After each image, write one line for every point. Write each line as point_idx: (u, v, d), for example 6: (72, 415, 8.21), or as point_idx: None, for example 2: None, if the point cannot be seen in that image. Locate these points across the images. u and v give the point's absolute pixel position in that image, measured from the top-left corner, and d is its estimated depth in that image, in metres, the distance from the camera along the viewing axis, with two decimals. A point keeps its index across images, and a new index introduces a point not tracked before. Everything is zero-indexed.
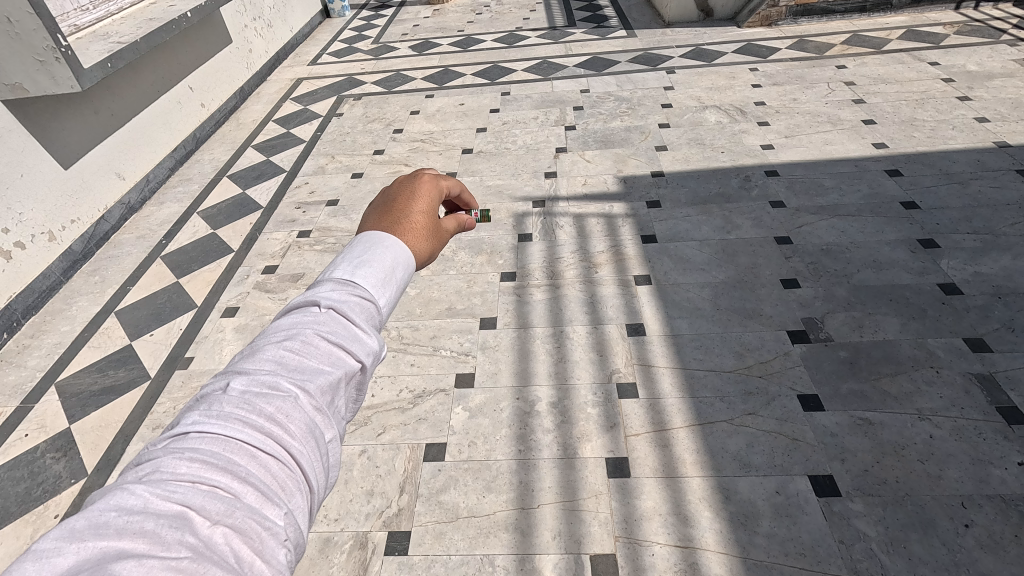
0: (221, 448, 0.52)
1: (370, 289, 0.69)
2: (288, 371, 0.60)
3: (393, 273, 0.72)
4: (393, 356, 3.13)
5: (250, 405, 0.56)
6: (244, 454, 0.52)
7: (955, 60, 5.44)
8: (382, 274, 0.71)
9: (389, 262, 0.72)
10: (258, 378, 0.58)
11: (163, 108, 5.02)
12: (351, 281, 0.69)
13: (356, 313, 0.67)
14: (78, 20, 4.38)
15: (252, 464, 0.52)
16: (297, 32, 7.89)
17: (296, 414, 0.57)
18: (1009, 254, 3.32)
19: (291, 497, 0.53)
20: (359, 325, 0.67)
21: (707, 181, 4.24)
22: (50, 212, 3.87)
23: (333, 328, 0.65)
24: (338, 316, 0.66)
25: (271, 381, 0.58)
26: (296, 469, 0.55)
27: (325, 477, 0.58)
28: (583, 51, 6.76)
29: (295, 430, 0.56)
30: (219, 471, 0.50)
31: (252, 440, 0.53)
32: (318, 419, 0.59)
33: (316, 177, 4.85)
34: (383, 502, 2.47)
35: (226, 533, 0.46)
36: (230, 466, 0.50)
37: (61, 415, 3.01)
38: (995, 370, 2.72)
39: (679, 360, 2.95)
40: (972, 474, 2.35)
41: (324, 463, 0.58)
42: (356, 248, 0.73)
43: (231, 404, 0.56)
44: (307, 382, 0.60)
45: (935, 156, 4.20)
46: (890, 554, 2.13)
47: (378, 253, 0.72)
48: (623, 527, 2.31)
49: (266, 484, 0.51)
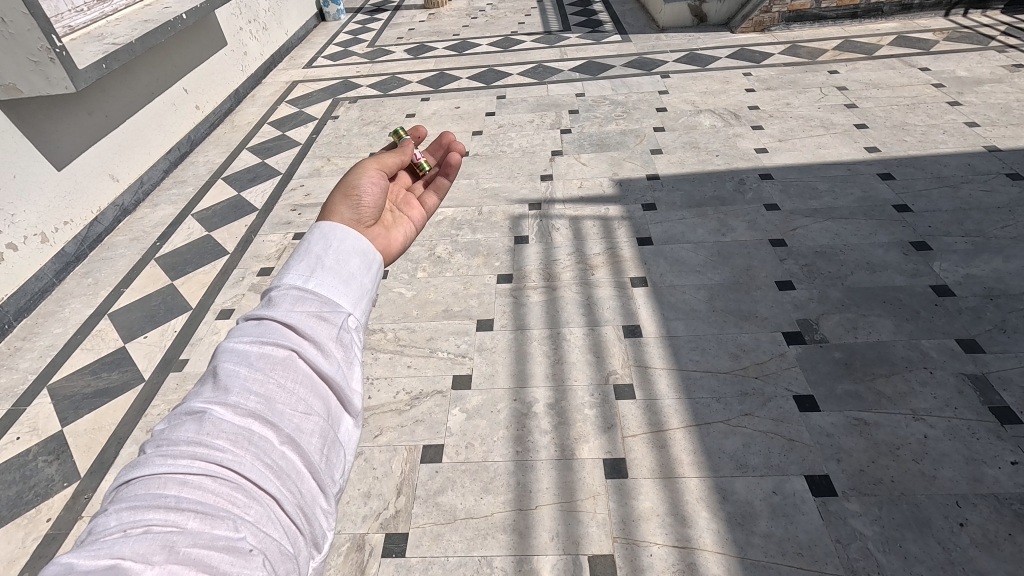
0: (152, 488, 0.54)
1: (290, 286, 0.76)
2: (213, 391, 0.64)
3: (316, 257, 0.81)
4: (390, 357, 3.12)
5: (174, 434, 0.59)
6: (175, 482, 0.55)
7: (945, 66, 5.52)
8: (299, 267, 0.78)
9: (309, 250, 0.81)
10: (180, 410, 0.62)
11: (157, 110, 5.00)
12: (288, 295, 0.75)
13: (278, 311, 0.73)
14: (72, 21, 4.36)
15: (184, 491, 0.54)
16: (292, 35, 7.88)
17: (221, 427, 0.60)
18: (1000, 256, 3.36)
19: (242, 508, 0.55)
20: (282, 321, 0.72)
21: (702, 184, 4.27)
22: (43, 214, 3.84)
23: (256, 333, 0.70)
24: (260, 324, 0.72)
25: (189, 408, 0.62)
26: (247, 481, 0.57)
27: (278, 474, 0.60)
28: (578, 56, 6.79)
29: (223, 443, 0.59)
30: (152, 509, 0.52)
31: (183, 468, 0.56)
32: (253, 425, 0.62)
33: (312, 179, 4.84)
34: (380, 503, 2.46)
35: (172, 561, 0.48)
36: (160, 499, 0.53)
37: (54, 417, 2.99)
38: (987, 370, 2.75)
39: (675, 361, 2.96)
40: (966, 473, 2.37)
41: (279, 467, 0.61)
42: (295, 261, 0.80)
43: (154, 444, 0.59)
44: (227, 397, 0.63)
45: (926, 160, 4.25)
46: (886, 553, 2.15)
47: (307, 243, 0.83)
48: (621, 527, 2.31)
49: (205, 501, 0.54)
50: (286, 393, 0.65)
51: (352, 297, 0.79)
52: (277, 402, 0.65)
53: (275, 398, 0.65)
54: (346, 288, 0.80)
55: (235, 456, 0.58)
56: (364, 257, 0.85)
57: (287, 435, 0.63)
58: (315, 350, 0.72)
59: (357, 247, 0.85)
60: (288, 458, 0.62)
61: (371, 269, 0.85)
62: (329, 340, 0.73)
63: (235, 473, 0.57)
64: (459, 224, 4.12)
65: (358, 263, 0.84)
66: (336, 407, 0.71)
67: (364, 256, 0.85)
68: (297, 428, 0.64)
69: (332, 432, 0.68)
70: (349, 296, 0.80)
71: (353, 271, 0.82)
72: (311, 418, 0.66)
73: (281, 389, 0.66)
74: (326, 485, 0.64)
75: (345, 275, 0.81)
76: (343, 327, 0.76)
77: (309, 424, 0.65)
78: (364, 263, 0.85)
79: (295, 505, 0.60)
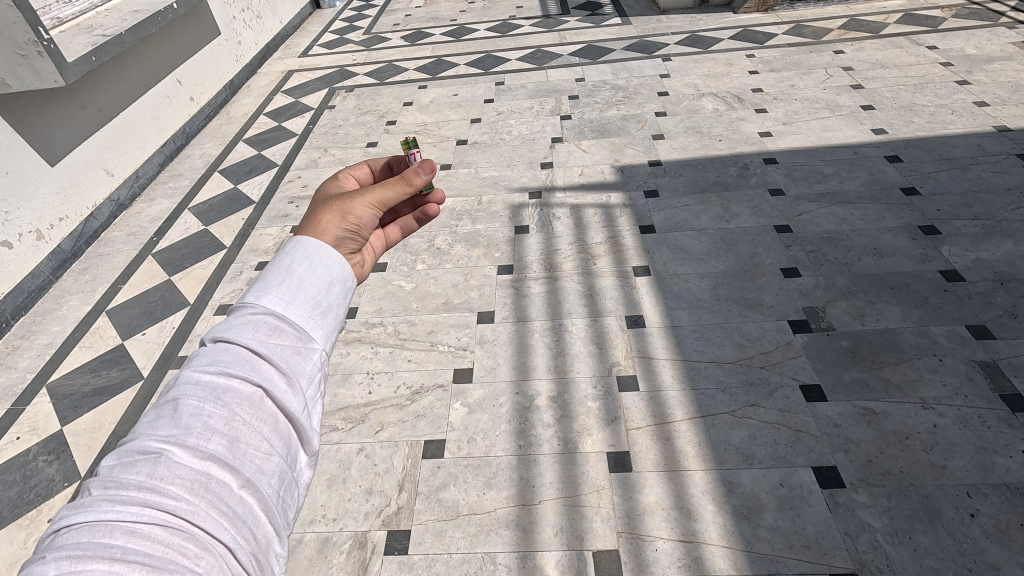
0: (96, 536, 0.53)
1: (264, 311, 0.72)
2: (170, 428, 0.62)
3: (297, 280, 0.75)
4: (390, 352, 3.09)
5: (126, 478, 0.57)
6: (123, 531, 0.54)
7: (954, 44, 5.39)
8: (278, 289, 0.73)
9: (291, 270, 0.75)
10: (136, 447, 0.60)
11: (152, 103, 4.94)
12: (258, 321, 0.72)
13: (248, 339, 0.70)
14: (61, 12, 4.28)
15: (131, 541, 0.53)
16: (287, 24, 7.76)
17: (179, 471, 0.59)
18: (1011, 239, 3.29)
19: (193, 558, 0.54)
20: (253, 351, 0.70)
21: (705, 169, 4.19)
22: (37, 210, 3.79)
23: (222, 361, 0.68)
24: (229, 351, 0.69)
25: (145, 448, 0.60)
26: (199, 531, 0.56)
27: (236, 519, 0.59)
28: (577, 40, 6.66)
29: (178, 490, 0.58)
30: (94, 559, 0.50)
31: (133, 517, 0.55)
32: (213, 470, 0.61)
33: (309, 170, 4.78)
34: (382, 500, 2.44)
35: None
36: (105, 549, 0.51)
37: (53, 417, 2.96)
38: (998, 357, 2.70)
39: (679, 352, 2.92)
40: (976, 463, 2.33)
41: (235, 514, 0.60)
42: (272, 275, 0.75)
43: (103, 485, 0.57)
44: (187, 437, 0.61)
45: (934, 141, 4.16)
46: (895, 545, 2.12)
47: (287, 258, 0.76)
48: (626, 522, 2.28)
49: (155, 553, 0.53)
50: (250, 431, 0.64)
51: (328, 329, 0.75)
52: (240, 441, 0.63)
53: (239, 437, 0.63)
54: (323, 320, 0.75)
55: (190, 506, 0.57)
56: (346, 284, 0.79)
57: (248, 479, 0.62)
58: (285, 384, 0.70)
59: (340, 273, 0.78)
60: (249, 501, 0.61)
61: (350, 298, 0.79)
62: (302, 375, 0.71)
63: (187, 521, 0.56)
64: (458, 215, 4.07)
65: (339, 292, 0.78)
66: (299, 445, 0.70)
67: (345, 285, 0.79)
68: (259, 471, 0.63)
69: (291, 473, 0.67)
70: (327, 326, 0.75)
71: (332, 301, 0.76)
72: (273, 459, 0.65)
73: (245, 427, 0.64)
74: (282, 529, 0.63)
75: (325, 303, 0.76)
76: (317, 363, 0.73)
77: (270, 465, 0.64)
78: (345, 291, 0.78)
79: (250, 555, 0.59)
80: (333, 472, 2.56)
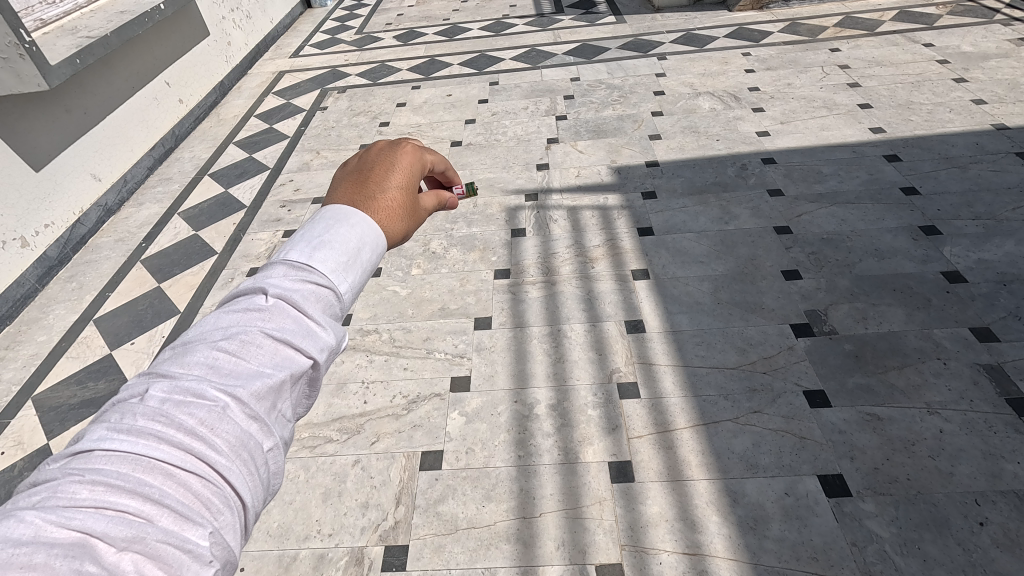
0: (126, 468, 0.45)
1: (324, 277, 0.62)
2: (213, 369, 0.53)
3: (358, 260, 0.65)
4: (386, 360, 3.02)
5: (166, 413, 0.49)
6: (159, 472, 0.46)
7: (950, 41, 5.36)
8: (343, 262, 0.64)
9: (357, 251, 0.65)
10: (183, 385, 0.51)
11: (140, 105, 4.85)
12: (314, 282, 0.62)
13: (302, 298, 0.61)
14: (44, 14, 4.19)
15: (167, 484, 0.45)
16: (278, 24, 7.67)
17: (228, 422, 0.50)
18: (1013, 239, 3.26)
19: (215, 513, 0.46)
20: (305, 313, 0.60)
21: (703, 170, 4.14)
22: (21, 217, 3.69)
23: (276, 312, 0.59)
24: (280, 304, 0.60)
25: (197, 389, 0.51)
26: (225, 485, 0.48)
27: (263, 487, 0.51)
28: (571, 39, 6.60)
29: (223, 444, 0.49)
30: (125, 493, 0.43)
31: (169, 457, 0.46)
32: (253, 428, 0.52)
33: (301, 173, 4.70)
34: (379, 514, 2.38)
35: (135, 560, 0.40)
36: (140, 486, 0.44)
37: (39, 430, 2.88)
38: (1003, 360, 2.66)
39: (680, 358, 2.86)
40: (983, 469, 2.29)
41: (263, 477, 0.52)
42: (335, 240, 0.65)
43: (147, 416, 0.48)
44: (239, 387, 0.52)
45: (933, 140, 4.12)
46: (904, 556, 2.07)
47: (354, 238, 0.66)
48: (629, 535, 2.23)
49: (186, 501, 0.45)
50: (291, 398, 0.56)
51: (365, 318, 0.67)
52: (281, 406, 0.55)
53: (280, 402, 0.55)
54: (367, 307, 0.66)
55: (230, 462, 0.49)
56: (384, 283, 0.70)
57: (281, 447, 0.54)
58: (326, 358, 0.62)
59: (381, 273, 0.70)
60: (276, 469, 0.53)
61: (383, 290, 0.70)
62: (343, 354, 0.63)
63: (219, 474, 0.48)
64: (454, 218, 4.00)
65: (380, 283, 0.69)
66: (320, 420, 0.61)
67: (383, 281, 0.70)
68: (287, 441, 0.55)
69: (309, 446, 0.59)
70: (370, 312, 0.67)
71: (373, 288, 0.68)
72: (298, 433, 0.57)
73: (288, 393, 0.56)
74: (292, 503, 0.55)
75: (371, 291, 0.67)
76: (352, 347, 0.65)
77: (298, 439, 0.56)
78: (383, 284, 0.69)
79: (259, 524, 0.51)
80: (328, 486, 2.50)
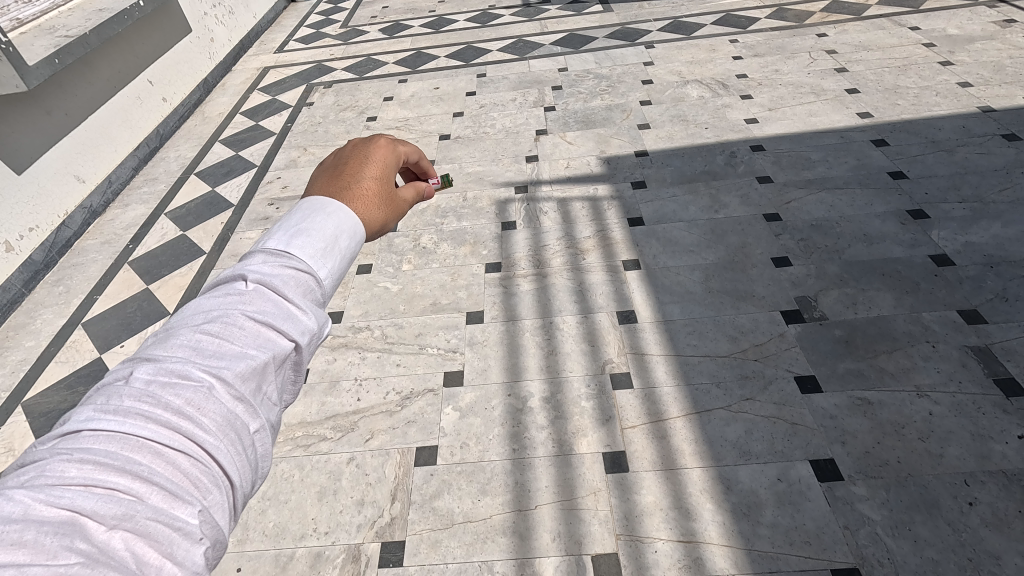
0: (113, 448, 0.44)
1: (302, 262, 0.62)
2: (196, 352, 0.52)
3: (335, 245, 0.65)
4: (378, 357, 3.02)
5: (149, 394, 0.48)
6: (147, 452, 0.45)
7: (935, 24, 5.37)
8: (320, 245, 0.63)
9: (333, 236, 0.65)
10: (168, 366, 0.50)
11: (123, 105, 4.79)
12: (291, 267, 0.61)
13: (282, 282, 0.60)
14: (21, 14, 4.12)
15: (156, 463, 0.45)
16: (262, 19, 7.57)
17: (215, 403, 0.50)
18: (999, 222, 3.28)
19: (204, 492, 0.46)
20: (285, 297, 0.60)
21: (693, 159, 4.14)
22: (4, 221, 3.65)
23: (256, 297, 0.58)
24: (261, 290, 0.59)
25: (181, 370, 0.50)
26: (213, 464, 0.48)
27: (252, 468, 0.51)
28: (558, 29, 6.56)
29: (210, 423, 0.49)
30: (115, 471, 0.43)
31: (157, 437, 0.46)
32: (238, 409, 0.52)
33: (289, 170, 4.65)
34: (375, 511, 2.38)
35: (127, 537, 0.40)
36: (127, 465, 0.43)
37: (29, 436, 2.86)
38: (991, 342, 2.68)
39: (672, 347, 2.87)
40: (973, 450, 2.31)
41: (250, 457, 0.51)
42: (310, 225, 0.65)
43: (132, 397, 0.48)
44: (224, 368, 0.52)
45: (920, 124, 4.13)
46: (895, 537, 2.10)
47: (330, 225, 0.65)
48: (623, 524, 2.24)
49: (175, 480, 0.45)
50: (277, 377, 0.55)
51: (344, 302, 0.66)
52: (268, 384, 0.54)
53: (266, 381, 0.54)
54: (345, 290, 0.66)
55: (218, 440, 0.48)
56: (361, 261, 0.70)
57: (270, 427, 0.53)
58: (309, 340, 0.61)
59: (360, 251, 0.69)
60: (263, 450, 0.52)
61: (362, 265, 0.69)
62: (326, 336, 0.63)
63: (207, 454, 0.47)
64: (444, 212, 3.98)
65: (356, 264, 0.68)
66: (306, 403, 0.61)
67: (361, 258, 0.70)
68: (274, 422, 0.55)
69: None
70: None
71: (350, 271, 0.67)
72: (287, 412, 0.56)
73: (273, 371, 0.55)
74: None
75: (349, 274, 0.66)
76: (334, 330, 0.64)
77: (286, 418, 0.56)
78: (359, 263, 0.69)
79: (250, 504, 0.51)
80: (323, 484, 2.50)
